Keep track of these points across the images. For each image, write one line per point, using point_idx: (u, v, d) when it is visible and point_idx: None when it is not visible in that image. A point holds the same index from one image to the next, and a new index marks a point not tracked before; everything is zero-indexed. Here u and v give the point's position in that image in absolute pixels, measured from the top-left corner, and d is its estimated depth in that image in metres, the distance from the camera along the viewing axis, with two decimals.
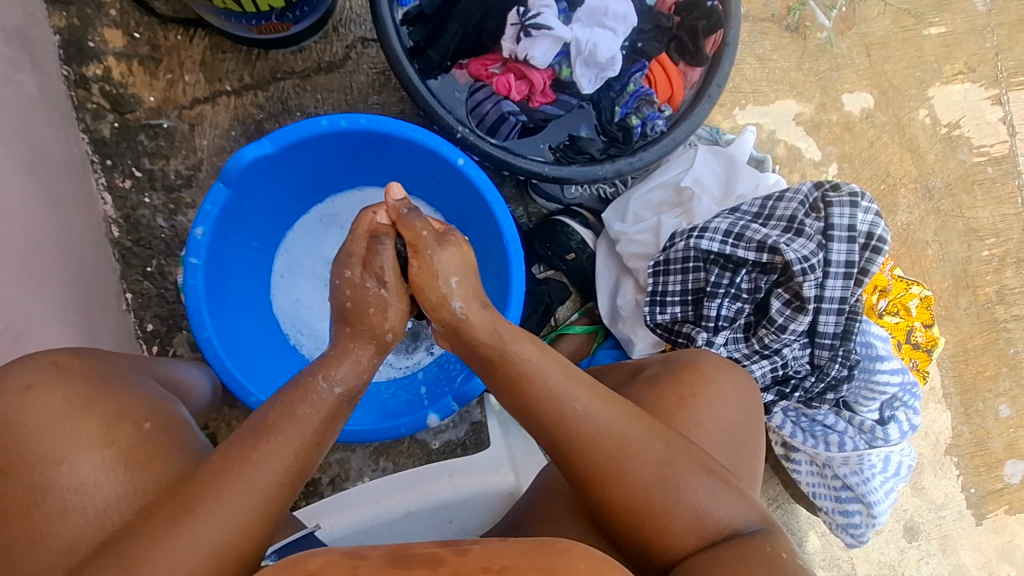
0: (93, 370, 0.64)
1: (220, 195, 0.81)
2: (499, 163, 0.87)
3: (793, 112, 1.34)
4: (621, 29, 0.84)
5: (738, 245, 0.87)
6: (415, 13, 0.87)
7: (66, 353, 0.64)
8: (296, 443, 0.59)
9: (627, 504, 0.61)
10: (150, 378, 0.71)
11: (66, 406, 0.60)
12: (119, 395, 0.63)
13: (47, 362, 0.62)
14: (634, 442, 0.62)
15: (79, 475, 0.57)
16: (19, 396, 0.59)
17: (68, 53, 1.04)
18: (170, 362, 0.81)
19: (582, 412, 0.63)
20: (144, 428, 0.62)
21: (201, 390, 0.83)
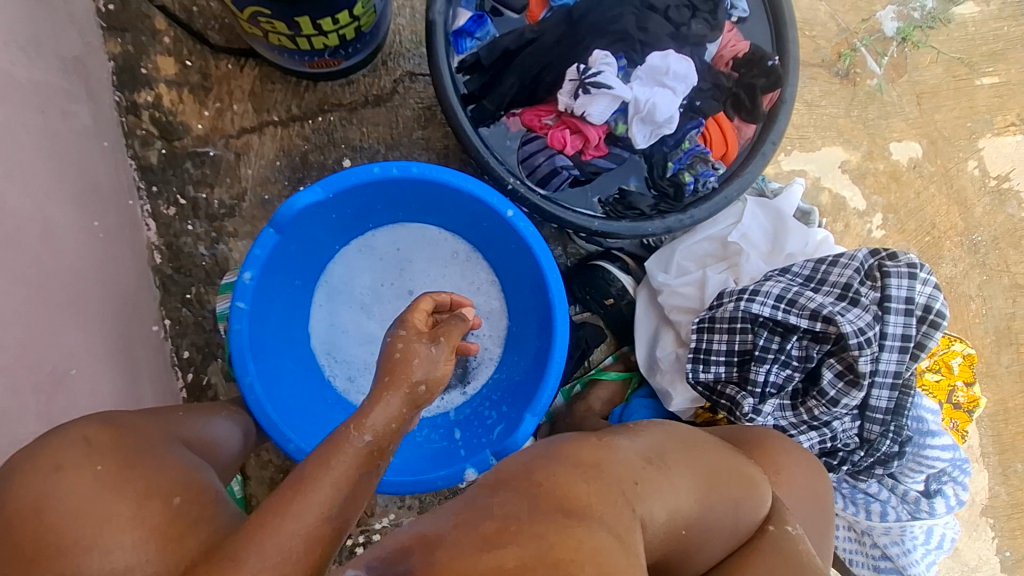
0: (121, 443, 0.62)
1: (269, 240, 0.80)
2: (548, 217, 0.86)
3: (839, 159, 1.31)
4: (682, 89, 0.82)
5: (791, 312, 0.86)
6: (471, 62, 0.86)
7: (96, 425, 0.62)
8: (329, 492, 0.56)
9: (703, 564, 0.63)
10: (180, 444, 0.70)
11: (94, 488, 0.57)
12: (148, 469, 0.61)
13: (77, 437, 0.60)
14: (697, 518, 0.62)
15: (110, 560, 0.55)
16: (47, 477, 0.57)
17: (121, 80, 1.05)
18: (199, 415, 0.79)
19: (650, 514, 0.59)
20: (173, 503, 0.60)
21: (232, 444, 0.81)
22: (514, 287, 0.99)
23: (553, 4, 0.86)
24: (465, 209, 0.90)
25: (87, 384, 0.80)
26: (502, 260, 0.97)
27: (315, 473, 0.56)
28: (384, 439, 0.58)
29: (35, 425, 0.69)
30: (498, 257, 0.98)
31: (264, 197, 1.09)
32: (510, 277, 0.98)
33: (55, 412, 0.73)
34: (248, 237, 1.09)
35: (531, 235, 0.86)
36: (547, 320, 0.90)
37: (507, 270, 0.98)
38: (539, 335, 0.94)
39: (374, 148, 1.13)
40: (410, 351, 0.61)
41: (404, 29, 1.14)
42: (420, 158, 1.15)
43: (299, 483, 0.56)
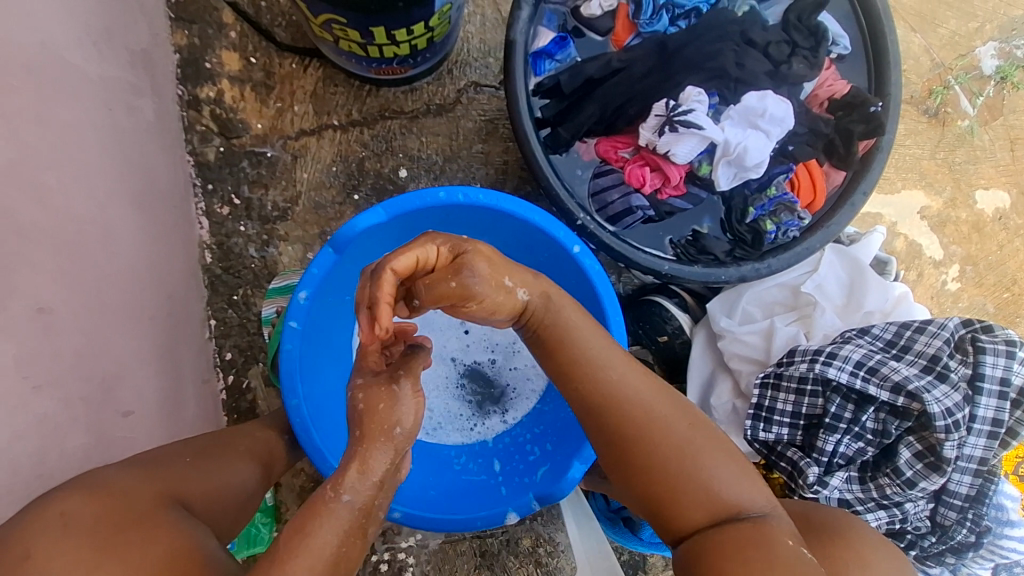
0: (104, 518, 0.54)
1: (327, 260, 0.77)
2: (617, 256, 0.81)
3: (920, 204, 1.23)
4: (776, 133, 0.76)
5: (871, 382, 0.81)
6: (549, 86, 0.82)
7: (81, 496, 0.55)
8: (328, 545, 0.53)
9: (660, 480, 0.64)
10: (179, 505, 0.61)
11: (74, 564, 0.50)
12: (136, 538, 0.54)
13: (55, 514, 0.52)
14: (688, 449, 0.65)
15: None
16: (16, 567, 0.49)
17: (185, 73, 1.03)
18: (212, 450, 0.72)
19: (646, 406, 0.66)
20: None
21: (251, 487, 0.73)
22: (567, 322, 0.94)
23: (642, 29, 0.80)
24: (525, 241, 0.86)
25: (134, 391, 0.79)
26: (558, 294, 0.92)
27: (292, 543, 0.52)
28: (365, 500, 0.55)
29: (83, 437, 0.68)
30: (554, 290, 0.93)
31: (317, 202, 1.07)
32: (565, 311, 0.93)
33: (103, 423, 0.71)
34: (299, 241, 1.07)
35: (595, 275, 0.81)
36: None
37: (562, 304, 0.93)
38: None
39: (432, 159, 1.09)
40: (370, 399, 0.58)
41: (473, 36, 1.09)
42: (478, 172, 1.11)
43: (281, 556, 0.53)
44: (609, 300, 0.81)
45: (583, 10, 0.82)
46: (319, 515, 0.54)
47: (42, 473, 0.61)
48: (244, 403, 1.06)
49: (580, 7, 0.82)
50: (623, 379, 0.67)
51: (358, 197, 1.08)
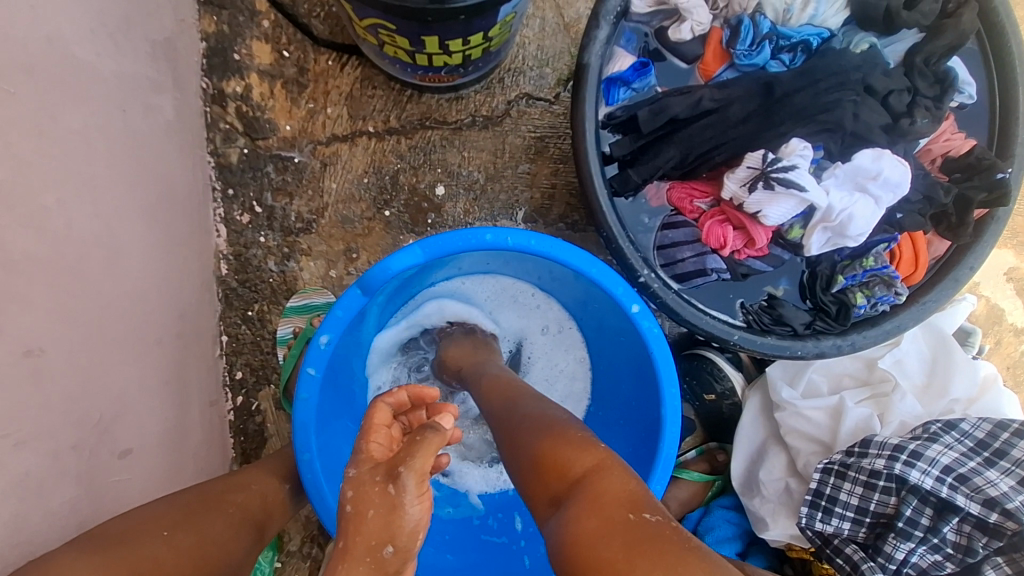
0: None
1: (353, 301, 0.68)
2: (680, 321, 0.71)
3: (1007, 264, 1.10)
4: (887, 199, 0.65)
5: (960, 491, 0.70)
6: (622, 118, 0.71)
7: None
8: None
9: (519, 457, 0.56)
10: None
11: None
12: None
13: None
14: (530, 426, 0.57)
15: None
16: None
17: (211, 63, 0.93)
18: (194, 515, 0.62)
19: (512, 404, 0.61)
20: None
21: (237, 551, 0.64)
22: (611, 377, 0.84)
23: (739, 62, 0.69)
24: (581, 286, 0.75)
25: (134, 428, 0.71)
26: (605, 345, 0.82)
27: None
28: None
29: (72, 490, 0.60)
30: (602, 340, 0.83)
31: (345, 215, 0.97)
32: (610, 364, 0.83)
33: (95, 470, 0.64)
34: (322, 257, 0.98)
35: (656, 339, 0.71)
36: (649, 435, 0.75)
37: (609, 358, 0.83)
38: (631, 443, 0.80)
39: (473, 176, 0.99)
40: (363, 502, 0.48)
41: (529, 42, 0.98)
42: (522, 195, 1.00)
43: None
44: (667, 370, 0.71)
45: (670, 32, 0.71)
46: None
47: (22, 541, 0.54)
48: (252, 426, 0.98)
49: (667, 30, 0.71)
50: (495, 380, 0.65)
51: (389, 214, 0.98)
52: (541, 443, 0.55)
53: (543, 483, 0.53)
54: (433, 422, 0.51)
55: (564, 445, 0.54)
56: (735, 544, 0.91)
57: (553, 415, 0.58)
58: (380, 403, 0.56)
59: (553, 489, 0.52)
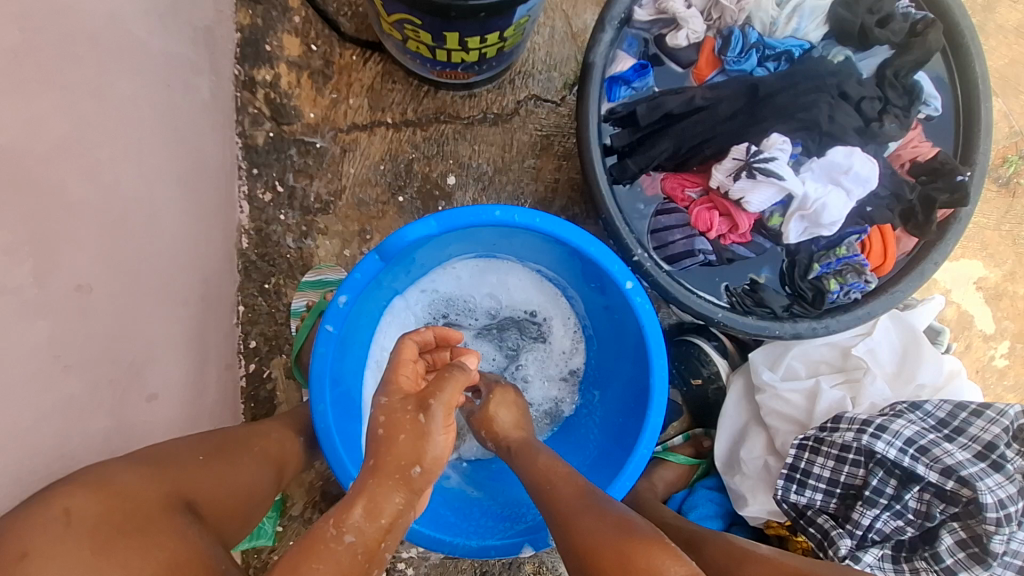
0: (107, 520, 0.51)
1: (371, 265, 0.74)
2: (670, 298, 0.78)
3: (977, 274, 1.17)
4: (857, 192, 0.73)
5: (920, 461, 0.77)
6: (623, 113, 0.78)
7: (89, 491, 0.51)
8: None
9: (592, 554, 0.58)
10: (187, 508, 0.57)
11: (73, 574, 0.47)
12: (132, 553, 0.50)
13: (60, 512, 0.49)
14: (599, 533, 0.59)
15: None
16: (11, 567, 0.46)
17: (245, 52, 1.00)
18: (229, 451, 0.68)
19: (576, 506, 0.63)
20: None
21: (261, 489, 0.69)
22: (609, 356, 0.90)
23: (728, 67, 0.77)
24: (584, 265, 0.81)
25: (160, 374, 0.76)
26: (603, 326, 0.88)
27: None
28: (369, 539, 0.49)
29: (107, 420, 0.65)
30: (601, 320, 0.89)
31: (360, 198, 1.04)
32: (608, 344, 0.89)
33: (126, 406, 0.69)
34: (337, 237, 1.04)
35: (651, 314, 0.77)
36: (640, 404, 0.80)
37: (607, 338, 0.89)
38: (622, 416, 0.85)
39: (481, 168, 1.06)
40: (394, 427, 0.53)
41: (539, 48, 1.06)
42: (527, 188, 1.07)
43: None
44: (658, 344, 0.77)
45: (668, 39, 0.78)
46: (318, 554, 0.47)
47: (64, 456, 0.59)
48: (263, 392, 1.04)
49: (665, 36, 0.79)
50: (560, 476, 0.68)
51: (402, 199, 1.05)
52: (613, 547, 0.57)
53: None
54: (460, 363, 0.58)
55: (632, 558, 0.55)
56: (717, 522, 0.97)
57: (621, 523, 0.60)
58: (405, 337, 0.62)
59: None
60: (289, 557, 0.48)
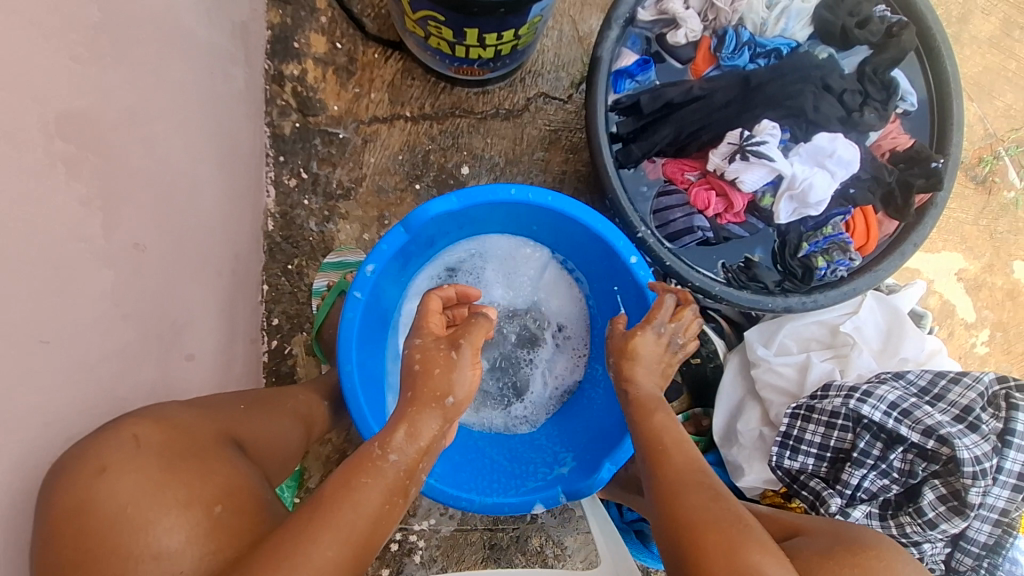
0: (168, 446, 0.58)
1: (397, 237, 0.81)
2: (671, 272, 0.84)
3: (958, 265, 1.24)
4: (841, 174, 0.80)
5: (903, 423, 0.83)
6: (628, 104, 0.86)
7: (149, 422, 0.58)
8: (375, 497, 0.55)
9: (692, 523, 0.64)
10: (233, 445, 0.64)
11: (141, 487, 0.54)
12: (192, 474, 0.57)
13: (128, 436, 0.56)
14: (706, 510, 0.65)
15: (159, 562, 0.51)
16: (91, 479, 0.53)
17: (275, 49, 1.08)
18: (265, 404, 0.75)
19: (685, 480, 0.69)
20: (215, 512, 0.56)
21: (292, 440, 0.75)
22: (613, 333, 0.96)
23: (723, 63, 0.85)
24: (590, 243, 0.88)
25: (197, 338, 0.82)
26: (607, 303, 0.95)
27: (338, 493, 0.55)
28: (410, 460, 0.57)
29: (154, 372, 0.71)
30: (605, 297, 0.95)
31: (380, 185, 1.11)
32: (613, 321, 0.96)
33: (170, 361, 0.75)
34: (357, 221, 1.11)
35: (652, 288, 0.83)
36: None
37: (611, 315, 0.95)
38: None
39: (493, 160, 1.13)
40: (429, 363, 0.61)
41: (548, 49, 1.14)
42: (536, 179, 1.15)
43: (328, 501, 0.54)
44: (658, 314, 0.84)
45: (669, 37, 0.86)
46: (365, 470, 0.56)
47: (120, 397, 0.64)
48: (284, 368, 1.09)
49: (666, 35, 0.86)
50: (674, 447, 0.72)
51: (419, 187, 1.12)
52: (723, 532, 0.62)
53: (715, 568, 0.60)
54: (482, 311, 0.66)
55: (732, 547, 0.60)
56: None
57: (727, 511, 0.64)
58: (431, 293, 0.70)
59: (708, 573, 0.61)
60: (340, 474, 0.57)
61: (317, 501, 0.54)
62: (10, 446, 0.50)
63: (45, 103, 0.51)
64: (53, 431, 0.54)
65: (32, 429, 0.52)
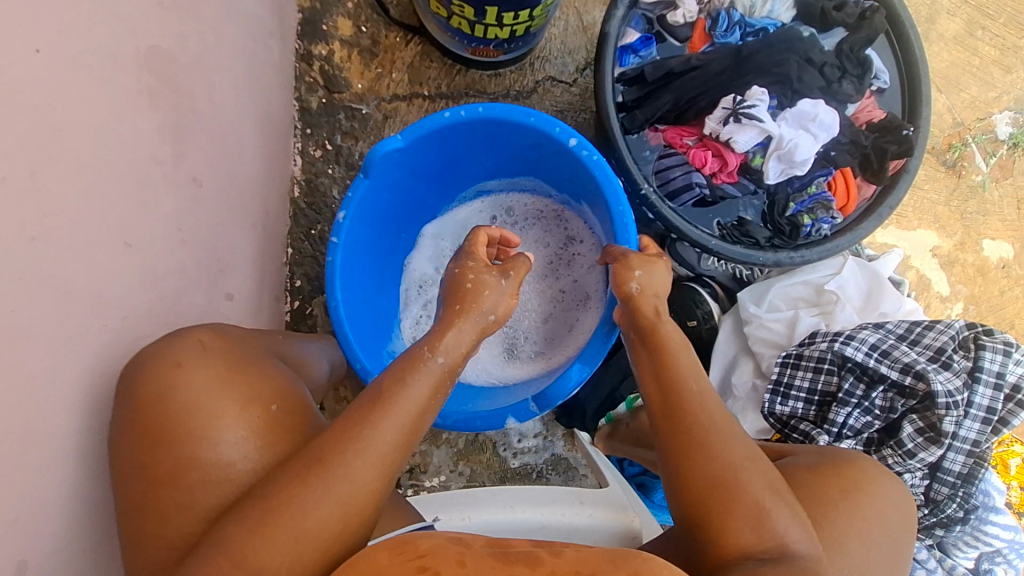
0: (230, 352, 0.68)
1: (361, 185, 0.87)
2: (671, 227, 0.92)
3: (932, 243, 1.34)
4: (823, 137, 0.91)
5: (884, 362, 0.91)
6: (632, 75, 0.95)
7: (211, 332, 0.69)
8: (425, 390, 0.66)
9: (712, 472, 0.67)
10: (277, 359, 0.76)
11: (209, 385, 0.64)
12: (252, 377, 0.68)
13: (195, 341, 0.66)
14: (734, 459, 0.68)
15: (227, 445, 0.63)
16: (169, 371, 0.62)
17: (304, 30, 1.17)
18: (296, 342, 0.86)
19: (707, 419, 0.70)
20: (271, 410, 0.67)
21: (313, 371, 0.86)
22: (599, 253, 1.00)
23: (717, 40, 0.95)
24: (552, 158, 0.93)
25: (236, 280, 0.89)
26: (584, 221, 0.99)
27: (394, 388, 0.65)
28: (453, 361, 0.69)
29: (204, 300, 0.78)
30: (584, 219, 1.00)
31: None
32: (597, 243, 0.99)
33: (215, 294, 0.81)
34: None
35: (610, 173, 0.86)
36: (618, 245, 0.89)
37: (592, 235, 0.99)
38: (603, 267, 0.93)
39: None
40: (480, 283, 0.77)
41: (555, 37, 1.23)
42: None
43: (382, 395, 0.64)
44: (614, 195, 0.85)
45: (669, 17, 0.96)
46: (417, 368, 0.67)
47: (178, 315, 0.71)
48: (304, 327, 1.16)
49: (666, 15, 0.96)
50: (701, 388, 0.73)
51: None
52: (751, 496, 0.65)
53: (736, 522, 0.64)
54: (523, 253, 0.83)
55: (759, 505, 0.64)
56: None
57: (753, 462, 0.68)
58: (479, 230, 0.85)
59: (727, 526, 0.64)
60: (393, 372, 0.67)
61: (376, 395, 0.65)
62: (96, 328, 0.56)
63: (138, 36, 0.59)
64: (125, 327, 0.61)
65: (112, 318, 0.59)
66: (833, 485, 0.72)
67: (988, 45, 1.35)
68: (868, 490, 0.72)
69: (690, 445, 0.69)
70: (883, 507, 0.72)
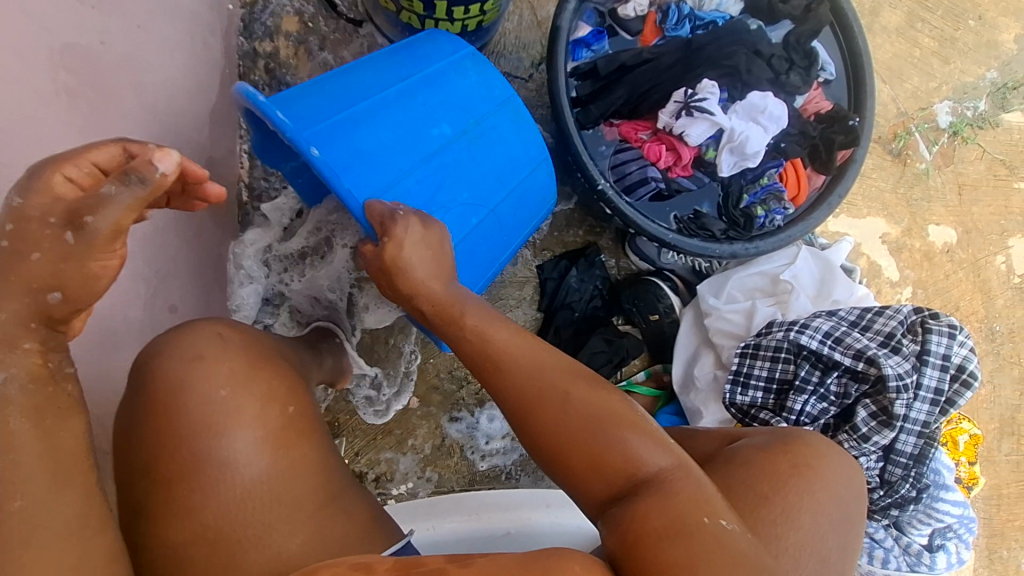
0: (250, 348, 0.68)
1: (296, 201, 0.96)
2: (627, 221, 0.91)
3: (881, 230, 1.39)
4: (773, 128, 0.92)
5: (836, 349, 0.94)
6: (586, 69, 0.95)
7: (228, 325, 0.68)
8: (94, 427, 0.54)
9: (547, 436, 0.63)
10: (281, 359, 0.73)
11: (231, 377, 0.64)
12: (272, 374, 0.67)
13: (213, 332, 0.66)
14: (560, 413, 0.63)
15: (236, 446, 0.61)
16: (190, 363, 0.63)
17: (247, 27, 1.11)
18: None
19: (520, 379, 0.66)
20: (287, 412, 0.66)
21: None
22: (457, 109, 0.80)
23: (667, 33, 0.95)
24: (293, 107, 0.70)
25: (179, 291, 0.83)
26: (405, 97, 0.77)
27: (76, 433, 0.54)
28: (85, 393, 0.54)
29: (140, 313, 0.72)
30: (415, 93, 0.78)
31: None
32: (444, 103, 0.80)
33: (154, 306, 0.76)
34: None
35: (297, 139, 0.63)
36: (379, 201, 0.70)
37: (431, 102, 0.78)
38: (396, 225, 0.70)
39: None
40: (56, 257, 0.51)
41: (509, 32, 1.22)
42: None
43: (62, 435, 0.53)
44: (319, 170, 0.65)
45: (619, 11, 0.96)
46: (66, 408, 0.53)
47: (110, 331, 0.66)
48: None
49: (617, 9, 0.96)
50: (510, 343, 0.69)
51: None
52: (592, 448, 0.61)
53: (591, 481, 0.61)
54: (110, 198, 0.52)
55: (601, 457, 0.61)
56: None
57: (581, 407, 0.63)
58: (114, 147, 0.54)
59: (588, 485, 0.61)
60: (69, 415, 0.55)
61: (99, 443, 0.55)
62: None
63: (50, 31, 0.54)
64: None
65: None
66: (781, 458, 0.73)
67: (928, 36, 1.40)
68: (816, 466, 0.73)
69: (518, 419, 0.65)
70: (831, 484, 0.72)
